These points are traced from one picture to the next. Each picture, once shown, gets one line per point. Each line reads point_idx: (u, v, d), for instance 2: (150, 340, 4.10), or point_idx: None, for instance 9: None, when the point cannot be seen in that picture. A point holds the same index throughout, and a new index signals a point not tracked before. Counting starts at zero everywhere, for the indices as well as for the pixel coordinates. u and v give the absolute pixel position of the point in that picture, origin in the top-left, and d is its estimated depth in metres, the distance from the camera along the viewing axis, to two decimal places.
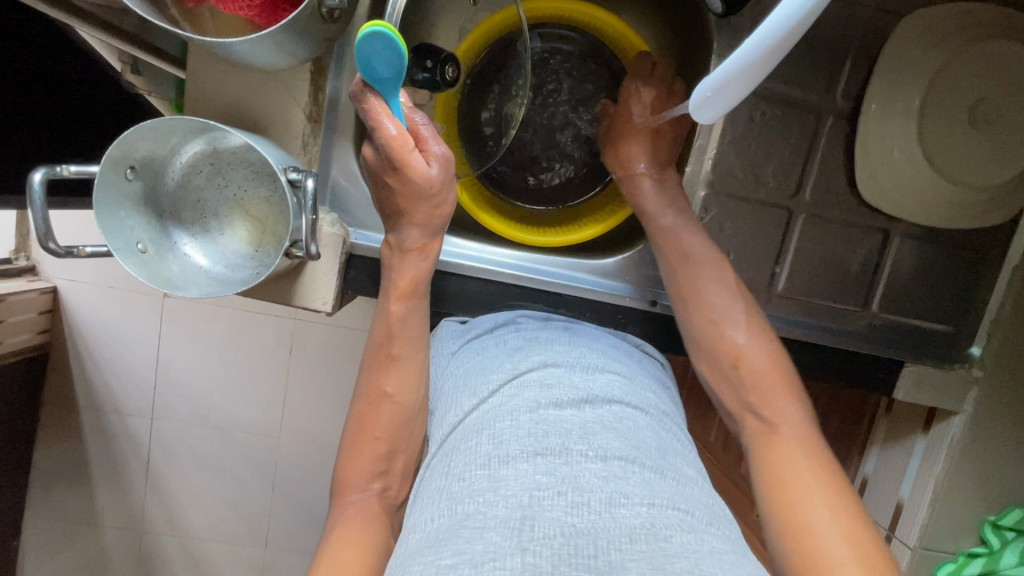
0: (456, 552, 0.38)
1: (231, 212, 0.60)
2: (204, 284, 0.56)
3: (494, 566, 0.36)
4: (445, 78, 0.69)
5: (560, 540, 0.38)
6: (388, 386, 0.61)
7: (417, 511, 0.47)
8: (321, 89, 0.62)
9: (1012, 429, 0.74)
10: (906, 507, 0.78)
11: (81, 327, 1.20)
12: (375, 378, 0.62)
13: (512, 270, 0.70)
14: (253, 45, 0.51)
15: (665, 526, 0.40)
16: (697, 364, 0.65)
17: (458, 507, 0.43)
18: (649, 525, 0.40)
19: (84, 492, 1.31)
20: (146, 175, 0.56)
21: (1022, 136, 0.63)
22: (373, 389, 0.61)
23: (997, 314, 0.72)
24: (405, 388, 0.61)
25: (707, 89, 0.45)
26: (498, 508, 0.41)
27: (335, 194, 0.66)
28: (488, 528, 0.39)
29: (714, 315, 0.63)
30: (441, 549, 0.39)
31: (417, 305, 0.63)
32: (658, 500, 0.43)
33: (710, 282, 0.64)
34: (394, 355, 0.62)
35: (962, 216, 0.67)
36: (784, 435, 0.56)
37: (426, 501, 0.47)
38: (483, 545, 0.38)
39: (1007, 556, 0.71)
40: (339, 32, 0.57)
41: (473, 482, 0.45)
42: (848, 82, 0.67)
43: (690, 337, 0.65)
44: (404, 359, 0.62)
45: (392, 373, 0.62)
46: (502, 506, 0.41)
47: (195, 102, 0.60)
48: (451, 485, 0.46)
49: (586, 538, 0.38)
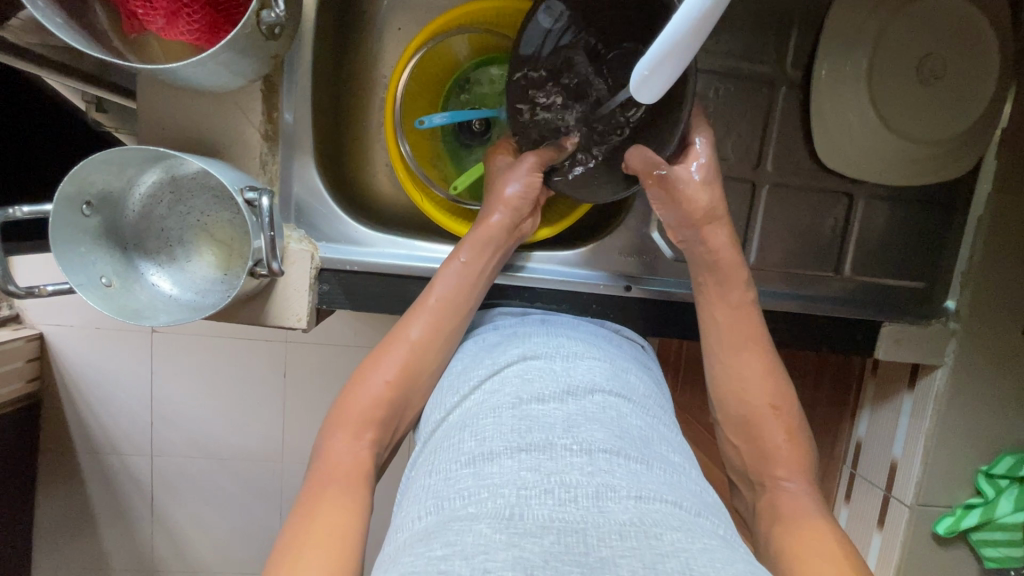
0: (446, 544, 0.38)
1: (196, 237, 0.60)
2: (174, 311, 0.56)
3: (486, 559, 0.36)
4: (473, 129, 0.76)
5: (550, 538, 0.38)
6: (414, 331, 0.61)
7: (403, 510, 0.47)
8: (274, 107, 0.62)
9: (997, 378, 0.74)
10: (901, 465, 0.78)
11: (69, 371, 1.19)
12: (401, 323, 0.61)
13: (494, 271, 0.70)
14: (197, 67, 0.51)
15: (654, 523, 0.40)
16: (723, 438, 0.62)
17: (444, 504, 0.43)
18: (637, 521, 0.40)
19: (90, 536, 1.29)
20: (104, 210, 0.56)
21: (968, 87, 0.64)
22: (398, 333, 0.61)
23: (967, 265, 0.72)
24: (402, 339, 0.60)
25: (645, 68, 0.45)
26: (485, 504, 0.41)
27: (299, 210, 0.66)
28: (477, 522, 0.39)
29: (757, 396, 0.60)
30: (431, 542, 0.39)
31: (466, 268, 0.63)
32: (645, 492, 0.43)
33: (752, 361, 0.61)
34: (433, 306, 0.61)
35: (922, 171, 0.68)
36: (802, 508, 0.53)
37: (412, 500, 0.47)
38: (474, 537, 0.38)
39: (1003, 503, 0.73)
40: (284, 47, 0.57)
41: (458, 480, 0.45)
42: (797, 51, 0.68)
43: (723, 412, 0.61)
44: (462, 267, 0.63)
45: (417, 319, 0.61)
46: (490, 502, 0.41)
47: (148, 133, 0.60)
48: (436, 483, 0.46)
49: (576, 535, 0.38)
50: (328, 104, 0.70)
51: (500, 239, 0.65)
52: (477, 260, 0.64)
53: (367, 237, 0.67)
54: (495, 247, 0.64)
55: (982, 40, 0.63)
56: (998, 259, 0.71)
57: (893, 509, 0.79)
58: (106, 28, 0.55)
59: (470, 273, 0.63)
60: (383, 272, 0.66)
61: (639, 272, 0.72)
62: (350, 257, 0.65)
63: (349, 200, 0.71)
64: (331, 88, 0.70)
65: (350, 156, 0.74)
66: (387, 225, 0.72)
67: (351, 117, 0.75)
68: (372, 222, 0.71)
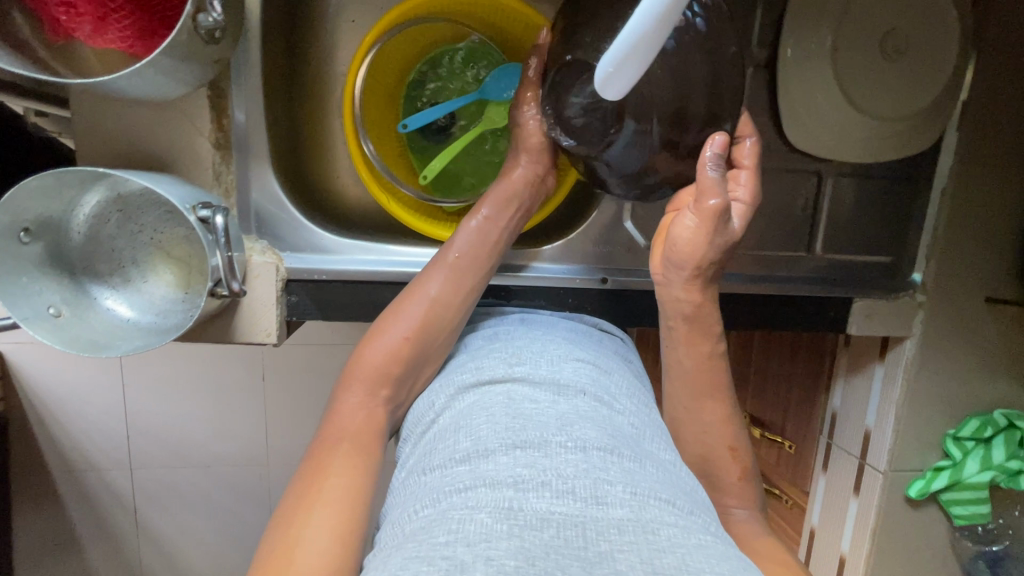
0: (448, 532, 0.37)
1: (151, 256, 0.57)
2: (131, 337, 0.53)
3: (487, 546, 0.36)
4: (439, 131, 0.73)
5: (550, 532, 0.38)
6: (432, 287, 0.60)
7: (394, 511, 0.46)
8: (224, 112, 0.59)
9: (962, 346, 0.76)
10: (874, 433, 0.81)
11: (33, 390, 1.14)
12: (419, 279, 0.60)
13: None
14: (133, 78, 0.47)
15: (651, 518, 0.40)
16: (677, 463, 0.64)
17: (441, 498, 0.42)
18: (634, 516, 0.40)
19: (74, 554, 1.26)
20: (45, 235, 0.53)
21: (928, 63, 0.65)
22: (417, 288, 0.60)
23: (932, 237, 0.74)
24: (422, 294, 0.59)
25: (608, 65, 0.42)
26: (483, 497, 0.41)
27: (261, 220, 0.63)
28: (478, 511, 0.39)
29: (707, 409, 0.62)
30: (432, 531, 0.38)
31: (489, 222, 0.62)
32: (640, 488, 0.43)
33: (713, 399, 0.62)
34: (452, 261, 0.61)
35: (887, 148, 0.68)
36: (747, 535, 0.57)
37: (405, 498, 0.46)
38: (475, 526, 0.38)
39: (970, 464, 0.76)
40: (227, 50, 0.53)
41: (454, 476, 0.44)
42: (761, 30, 0.67)
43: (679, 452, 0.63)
44: (482, 222, 0.62)
45: (435, 276, 0.60)
46: (488, 495, 0.41)
47: (88, 147, 0.56)
48: (432, 481, 0.45)
49: (576, 530, 0.38)
50: (281, 104, 0.66)
51: (516, 194, 0.63)
52: (502, 213, 0.63)
53: (335, 245, 0.65)
54: (512, 199, 0.63)
55: (941, 14, 0.63)
56: (959, 231, 0.73)
57: (868, 475, 0.82)
58: (27, 36, 0.50)
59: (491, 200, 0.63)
60: (352, 281, 0.64)
61: (615, 263, 0.72)
62: (318, 266, 0.63)
63: (312, 205, 0.68)
64: (283, 86, 0.66)
65: (310, 159, 0.71)
66: (354, 230, 0.70)
67: (309, 117, 0.72)
68: (338, 228, 0.68)
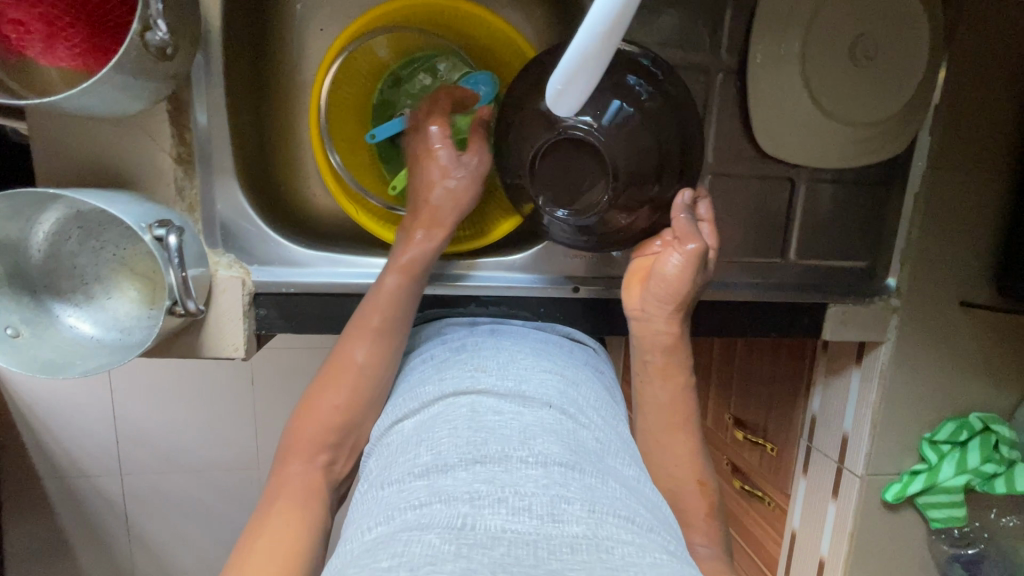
0: (394, 554, 0.37)
1: (114, 272, 0.56)
2: (92, 356, 0.53)
3: (432, 568, 0.35)
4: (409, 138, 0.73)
5: (501, 550, 0.38)
6: (359, 353, 0.59)
7: (353, 524, 0.46)
8: (185, 126, 0.58)
9: (937, 350, 0.76)
10: (852, 437, 0.81)
11: (16, 399, 1.14)
12: (346, 345, 0.59)
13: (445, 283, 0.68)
14: (85, 95, 0.47)
15: (607, 536, 0.40)
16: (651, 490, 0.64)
17: (395, 515, 0.42)
18: (590, 534, 0.40)
19: (61, 562, 1.26)
20: (3, 254, 0.52)
21: (897, 68, 0.64)
22: (343, 355, 0.59)
23: (906, 242, 0.73)
24: (350, 361, 0.59)
25: (558, 81, 0.42)
26: (437, 515, 0.40)
27: (227, 233, 0.62)
28: (428, 531, 0.39)
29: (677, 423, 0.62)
30: (379, 553, 0.38)
31: (410, 286, 0.61)
32: (599, 505, 0.43)
33: (680, 427, 0.62)
34: (375, 326, 0.59)
35: (859, 153, 0.68)
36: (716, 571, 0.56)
37: (365, 511, 0.46)
38: (422, 548, 0.37)
39: (945, 468, 0.76)
40: (183, 64, 0.53)
41: (412, 492, 0.44)
42: (730, 36, 0.67)
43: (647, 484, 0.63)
44: (403, 282, 0.61)
45: (362, 342, 0.59)
46: (442, 512, 0.41)
47: (48, 163, 0.55)
48: (390, 497, 0.45)
49: (527, 549, 0.38)
50: (248, 115, 0.66)
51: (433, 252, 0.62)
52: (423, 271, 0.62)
53: (303, 257, 0.64)
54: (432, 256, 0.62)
55: (909, 19, 0.63)
56: (932, 235, 0.72)
57: (846, 479, 0.82)
58: None
59: (433, 212, 0.63)
60: (319, 293, 0.63)
61: (587, 272, 0.71)
62: (285, 279, 0.62)
63: (280, 217, 0.68)
64: (249, 97, 0.66)
65: (278, 169, 0.71)
66: (324, 241, 0.69)
67: (277, 128, 0.71)
68: (307, 239, 0.68)
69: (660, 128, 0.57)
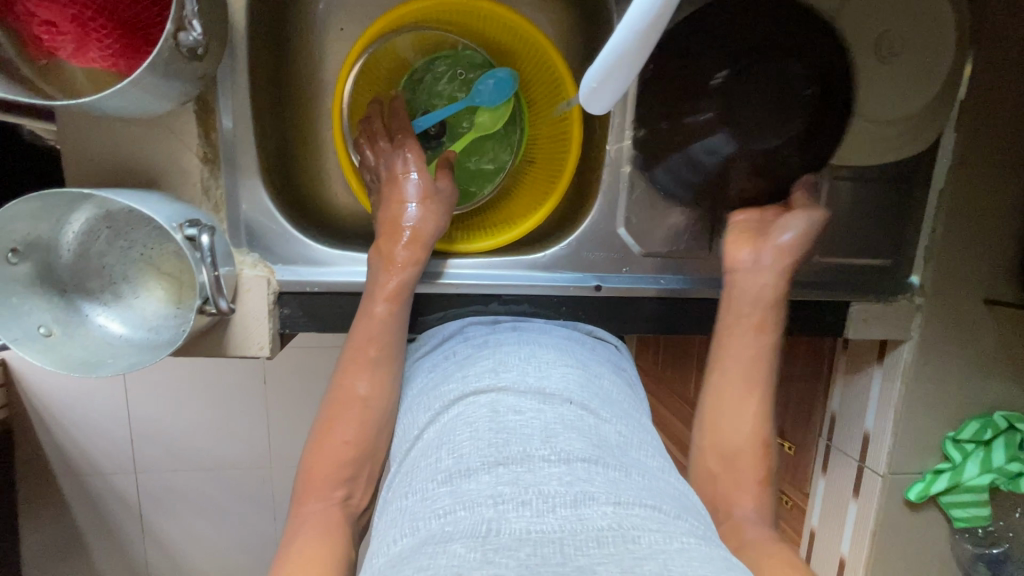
0: (419, 567, 0.37)
1: (141, 272, 0.57)
2: (122, 354, 0.54)
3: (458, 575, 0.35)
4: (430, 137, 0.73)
5: (527, 550, 0.37)
6: (361, 386, 0.59)
7: (382, 531, 0.46)
8: (211, 126, 0.59)
9: (960, 348, 0.76)
10: (873, 436, 0.80)
11: (36, 398, 1.15)
12: (346, 378, 0.59)
13: (467, 280, 0.68)
14: (117, 97, 0.47)
15: (634, 526, 0.40)
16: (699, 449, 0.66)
17: (421, 525, 0.42)
18: (616, 526, 0.40)
19: (80, 559, 1.27)
20: (34, 254, 0.53)
21: (920, 64, 0.65)
22: (345, 388, 0.59)
23: (930, 240, 0.73)
24: (351, 395, 0.59)
25: (592, 79, 0.42)
26: (461, 522, 0.40)
27: (251, 233, 0.62)
28: (452, 541, 0.39)
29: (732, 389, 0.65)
30: (405, 567, 0.38)
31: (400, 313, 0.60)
32: (624, 497, 0.43)
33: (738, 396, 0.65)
34: (371, 357, 0.59)
35: (879, 149, 0.69)
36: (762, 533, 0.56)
37: (389, 523, 0.46)
38: (447, 558, 0.37)
39: (969, 467, 0.76)
40: (212, 65, 0.53)
41: (436, 499, 0.44)
42: None
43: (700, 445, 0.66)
44: (392, 309, 0.60)
45: (363, 373, 0.59)
46: (466, 520, 0.41)
47: (76, 164, 0.56)
48: (413, 506, 0.45)
49: (552, 546, 0.38)
50: (271, 115, 0.66)
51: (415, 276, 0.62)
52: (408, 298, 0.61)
53: (325, 256, 0.64)
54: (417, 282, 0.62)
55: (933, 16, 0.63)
56: (958, 233, 0.72)
57: (867, 478, 0.81)
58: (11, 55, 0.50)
59: (415, 231, 0.62)
60: (343, 292, 0.63)
61: (609, 270, 0.71)
62: (309, 278, 0.62)
63: (303, 216, 0.68)
64: (272, 97, 0.66)
65: (300, 169, 0.71)
66: (345, 240, 0.70)
67: (300, 128, 0.72)
68: (330, 238, 0.68)
69: (755, 101, 0.67)
